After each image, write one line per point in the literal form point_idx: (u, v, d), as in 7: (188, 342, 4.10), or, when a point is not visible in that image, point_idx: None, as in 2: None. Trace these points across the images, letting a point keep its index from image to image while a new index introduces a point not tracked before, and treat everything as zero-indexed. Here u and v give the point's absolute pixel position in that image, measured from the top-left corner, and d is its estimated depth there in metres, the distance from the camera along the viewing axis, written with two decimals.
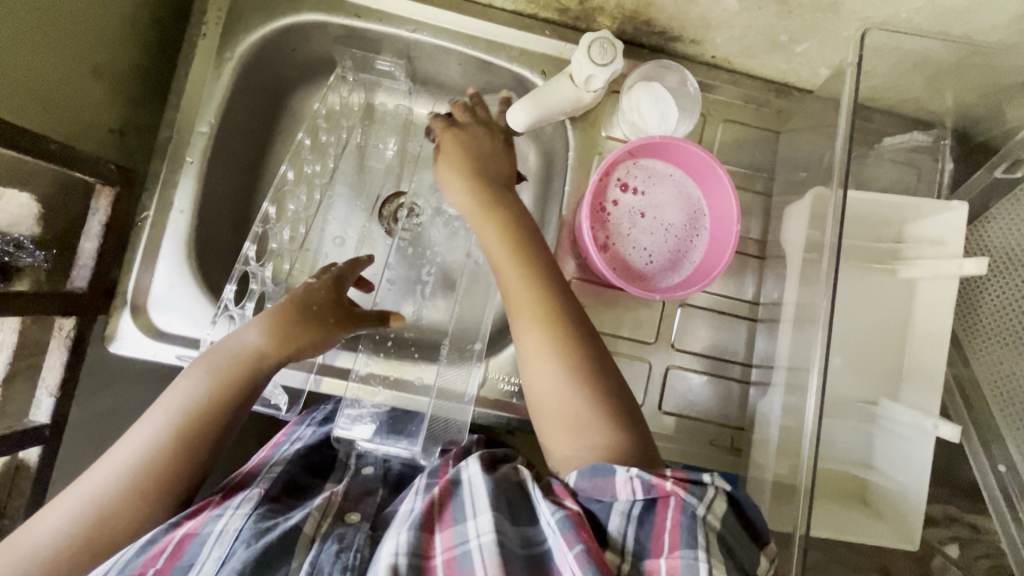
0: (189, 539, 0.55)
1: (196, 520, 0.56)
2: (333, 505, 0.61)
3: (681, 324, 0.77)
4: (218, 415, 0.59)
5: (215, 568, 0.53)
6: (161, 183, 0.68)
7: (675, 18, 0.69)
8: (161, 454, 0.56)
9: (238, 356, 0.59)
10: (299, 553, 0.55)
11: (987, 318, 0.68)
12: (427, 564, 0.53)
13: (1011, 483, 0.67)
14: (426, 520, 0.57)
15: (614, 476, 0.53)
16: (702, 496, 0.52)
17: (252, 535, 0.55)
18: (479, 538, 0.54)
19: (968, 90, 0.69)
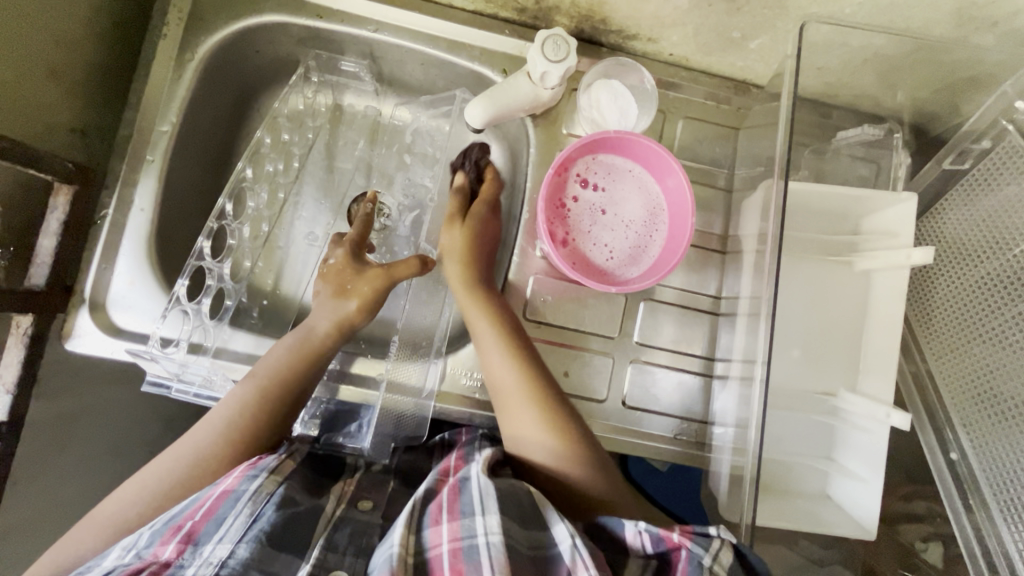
0: (223, 497, 0.58)
1: (232, 479, 0.59)
2: (347, 492, 0.64)
3: (644, 319, 0.78)
4: (263, 412, 0.65)
5: (244, 526, 0.55)
6: (122, 182, 0.69)
7: (629, 17, 0.70)
8: (248, 414, 0.64)
9: (304, 338, 0.68)
10: (319, 526, 0.58)
11: (942, 308, 0.68)
12: (434, 556, 0.55)
13: (965, 473, 0.66)
14: (434, 513, 0.58)
15: (626, 529, 0.58)
16: (708, 547, 0.54)
17: (281, 501, 0.58)
18: (488, 536, 0.55)
19: (919, 85, 0.70)
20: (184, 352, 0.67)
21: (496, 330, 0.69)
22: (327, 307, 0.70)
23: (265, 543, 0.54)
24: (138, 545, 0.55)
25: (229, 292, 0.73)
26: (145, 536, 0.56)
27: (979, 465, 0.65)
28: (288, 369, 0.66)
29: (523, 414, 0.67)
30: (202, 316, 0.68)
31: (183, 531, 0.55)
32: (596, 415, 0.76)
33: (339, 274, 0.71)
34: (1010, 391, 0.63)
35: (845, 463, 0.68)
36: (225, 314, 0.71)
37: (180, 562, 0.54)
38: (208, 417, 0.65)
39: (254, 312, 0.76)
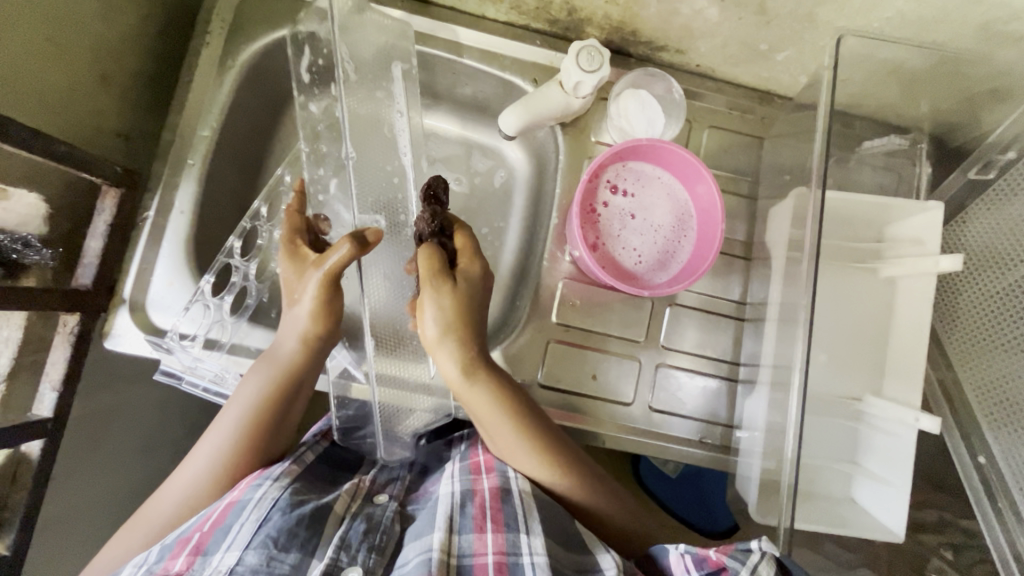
0: (231, 507, 0.58)
1: (239, 489, 0.60)
2: (363, 489, 0.64)
3: (670, 323, 0.79)
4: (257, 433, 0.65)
5: (253, 530, 0.56)
6: (163, 185, 0.71)
7: (660, 29, 0.72)
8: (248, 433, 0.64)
9: (272, 367, 0.66)
10: (331, 526, 0.58)
11: (967, 316, 0.69)
12: (478, 564, 0.56)
13: (993, 477, 0.68)
14: (477, 520, 0.58)
15: (671, 555, 0.59)
16: (746, 561, 0.52)
17: (289, 504, 0.58)
18: (532, 556, 0.55)
19: (943, 97, 0.71)
20: (202, 345, 0.68)
21: (502, 412, 0.63)
22: (289, 322, 0.66)
23: (274, 547, 0.55)
24: (148, 561, 0.56)
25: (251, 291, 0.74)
26: (155, 552, 0.56)
27: (1006, 466, 0.67)
28: (261, 406, 0.65)
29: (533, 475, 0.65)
30: (222, 312, 0.70)
31: (192, 543, 0.56)
32: (623, 417, 0.77)
33: (290, 282, 0.67)
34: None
35: (869, 467, 0.69)
36: (246, 313, 0.72)
37: (191, 573, 0.54)
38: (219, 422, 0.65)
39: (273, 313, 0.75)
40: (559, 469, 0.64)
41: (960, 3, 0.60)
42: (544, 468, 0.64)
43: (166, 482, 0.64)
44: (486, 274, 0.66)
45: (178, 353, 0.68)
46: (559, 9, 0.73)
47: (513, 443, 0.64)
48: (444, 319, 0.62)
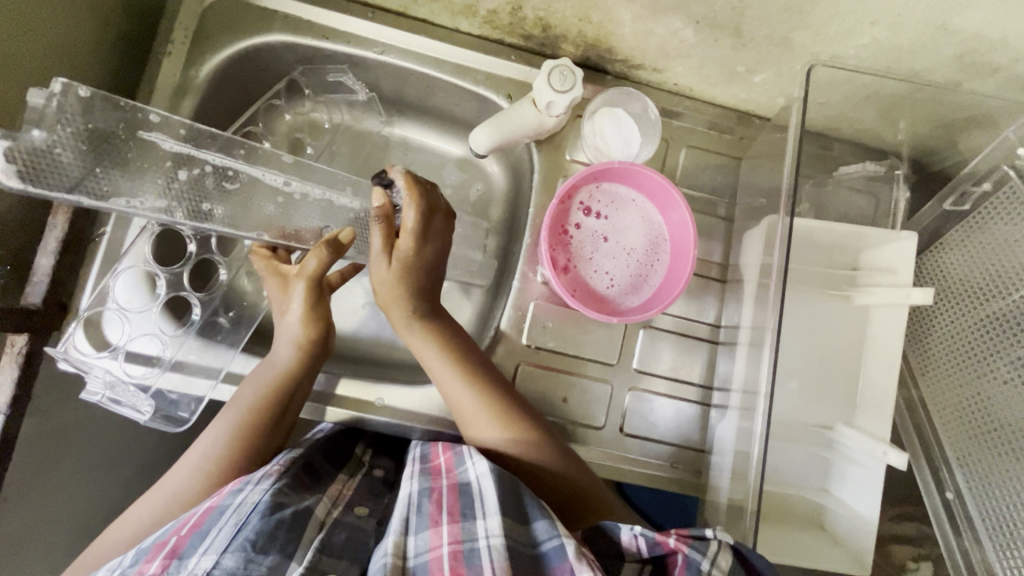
0: (211, 512, 0.55)
1: (219, 495, 0.57)
2: (343, 496, 0.62)
3: (644, 346, 0.78)
4: (266, 424, 0.66)
5: (230, 535, 0.52)
6: None
7: (635, 48, 0.70)
8: (257, 403, 0.66)
9: (270, 371, 0.67)
10: (311, 527, 0.55)
11: (940, 347, 0.68)
12: (434, 558, 0.53)
13: (961, 513, 0.66)
14: (432, 515, 0.57)
15: (623, 533, 0.56)
16: (706, 552, 0.52)
17: (267, 508, 0.55)
18: (489, 540, 0.54)
19: (922, 122, 0.70)
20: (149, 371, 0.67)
21: (450, 359, 0.69)
22: (283, 331, 0.68)
23: (252, 552, 0.51)
24: (123, 565, 0.53)
25: (195, 304, 0.71)
26: (132, 555, 0.53)
27: (973, 502, 0.66)
28: (261, 402, 0.66)
29: (481, 423, 0.68)
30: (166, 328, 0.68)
31: (168, 546, 0.52)
32: (593, 442, 0.76)
33: (276, 298, 0.69)
34: (1005, 432, 0.64)
35: (840, 496, 0.68)
36: (195, 330, 0.70)
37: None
38: (231, 403, 0.67)
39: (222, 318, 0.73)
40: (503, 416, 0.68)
41: (935, 33, 0.59)
42: (489, 413, 0.68)
43: (147, 491, 0.64)
44: (445, 219, 0.69)
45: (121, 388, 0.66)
46: (533, 24, 0.71)
47: (461, 392, 0.68)
48: (386, 289, 0.68)
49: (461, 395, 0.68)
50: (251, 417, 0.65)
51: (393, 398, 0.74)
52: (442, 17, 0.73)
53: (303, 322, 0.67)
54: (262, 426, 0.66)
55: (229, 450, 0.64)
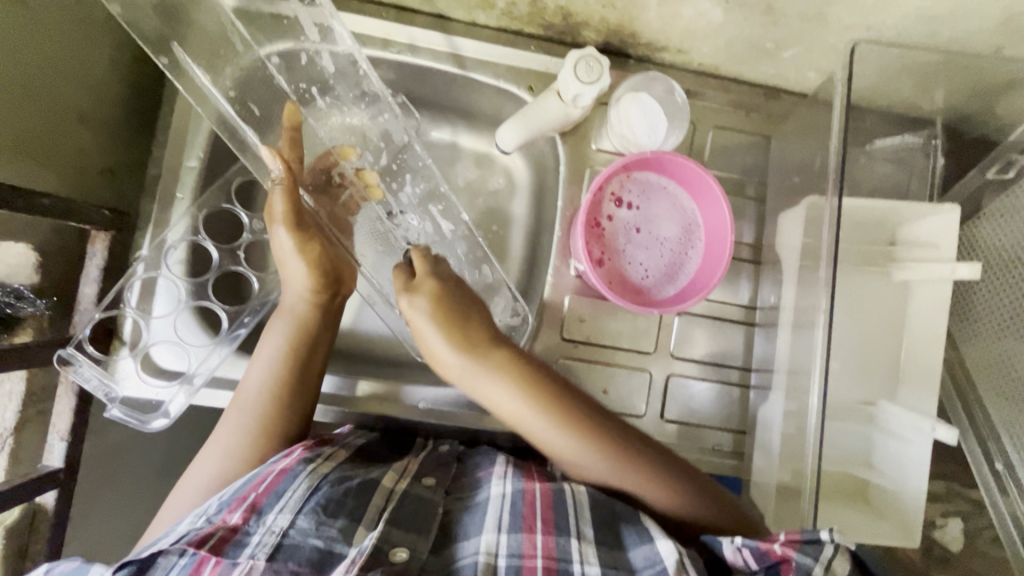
0: (284, 473, 0.58)
1: (291, 458, 0.60)
2: (410, 470, 0.64)
3: (681, 332, 0.78)
4: (284, 400, 0.65)
5: (304, 497, 0.56)
6: (154, 222, 0.69)
7: (659, 31, 0.69)
8: (282, 367, 0.66)
9: (294, 314, 0.68)
10: (375, 498, 0.58)
11: (984, 316, 0.68)
12: (526, 567, 0.53)
13: (1010, 482, 0.67)
14: (527, 520, 0.56)
15: (725, 547, 0.54)
16: (819, 556, 0.49)
17: (336, 479, 0.58)
18: (584, 566, 0.53)
19: (963, 87, 0.68)
20: (186, 394, 0.65)
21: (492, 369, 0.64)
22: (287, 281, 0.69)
23: (324, 513, 0.55)
24: (208, 512, 0.56)
25: (224, 316, 0.69)
26: (215, 504, 0.56)
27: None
28: (273, 369, 0.65)
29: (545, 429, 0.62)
30: (231, 346, 0.67)
31: (248, 501, 0.55)
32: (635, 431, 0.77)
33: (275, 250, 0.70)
34: None
35: (885, 471, 0.69)
36: (229, 339, 0.68)
37: (246, 529, 0.54)
38: (257, 358, 0.67)
39: (248, 319, 0.69)
40: (571, 420, 0.62)
41: None
42: (556, 425, 0.62)
43: (202, 450, 0.64)
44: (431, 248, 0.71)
45: (173, 414, 0.65)
46: (553, 13, 0.69)
47: (512, 402, 0.63)
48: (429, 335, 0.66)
49: (534, 418, 0.63)
50: (279, 377, 0.65)
51: (435, 400, 0.76)
52: (460, 11, 0.72)
53: (433, 319, 0.65)
54: (292, 381, 0.66)
55: (272, 388, 0.65)
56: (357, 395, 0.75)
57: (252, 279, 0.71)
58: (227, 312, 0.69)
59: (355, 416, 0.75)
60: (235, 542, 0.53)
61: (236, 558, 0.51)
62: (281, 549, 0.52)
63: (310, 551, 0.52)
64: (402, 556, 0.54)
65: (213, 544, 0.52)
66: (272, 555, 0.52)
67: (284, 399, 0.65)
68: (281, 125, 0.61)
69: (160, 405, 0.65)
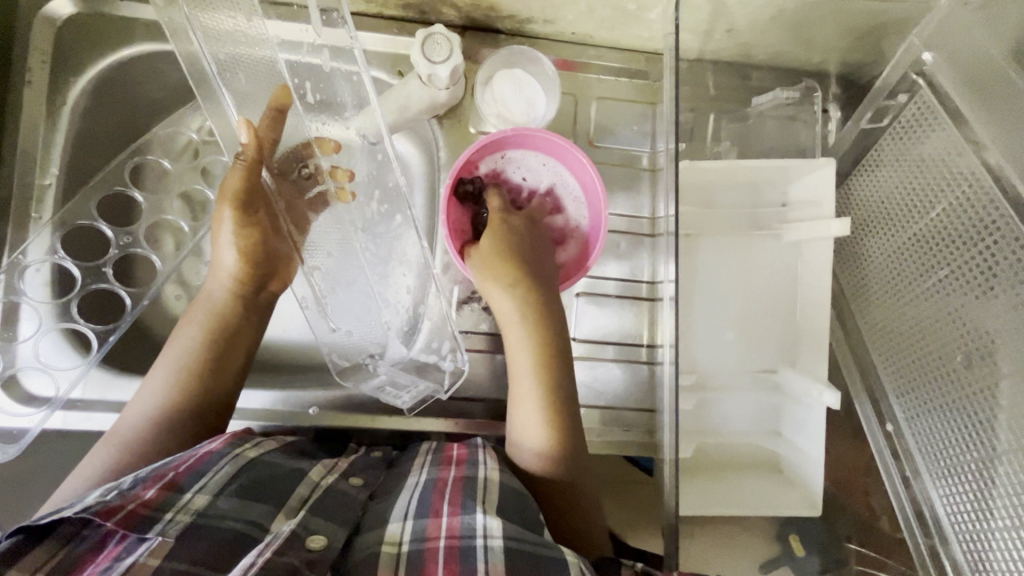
0: (208, 456, 0.54)
1: (217, 442, 0.56)
2: (339, 467, 0.62)
3: (580, 314, 0.76)
4: (195, 396, 0.62)
5: (227, 481, 0.52)
6: (12, 245, 0.67)
7: (516, 2, 0.66)
8: (193, 361, 0.63)
9: (210, 309, 0.65)
10: (301, 487, 0.55)
11: (874, 272, 0.65)
12: (429, 548, 0.50)
13: (903, 448, 0.63)
14: (433, 505, 0.53)
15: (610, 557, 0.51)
16: None
17: (263, 466, 0.55)
18: (489, 540, 0.49)
19: (837, 32, 0.65)
20: (58, 417, 0.64)
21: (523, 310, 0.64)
22: (219, 265, 0.67)
23: (243, 498, 0.52)
24: (116, 485, 0.49)
25: (92, 336, 0.66)
26: (129, 478, 0.50)
27: (915, 434, 0.62)
28: (197, 357, 0.63)
29: (525, 408, 0.62)
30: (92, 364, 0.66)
31: (167, 477, 0.51)
32: None
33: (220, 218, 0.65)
34: (957, 328, 0.58)
35: (792, 439, 0.66)
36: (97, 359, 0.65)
37: (159, 508, 0.49)
38: (171, 347, 0.64)
39: (113, 337, 0.66)
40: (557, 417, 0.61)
41: None
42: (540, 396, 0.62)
43: (95, 446, 0.58)
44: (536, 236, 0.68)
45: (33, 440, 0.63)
46: None
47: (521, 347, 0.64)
48: (484, 257, 0.65)
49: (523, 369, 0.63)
50: (192, 372, 0.62)
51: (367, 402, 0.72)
52: None
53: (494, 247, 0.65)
54: (206, 376, 0.63)
55: (181, 385, 0.61)
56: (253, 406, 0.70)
57: (121, 293, 0.68)
58: (92, 331, 0.66)
59: (285, 428, 0.70)
60: (146, 518, 0.47)
61: (144, 534, 0.47)
62: (193, 531, 0.48)
63: (226, 533, 0.49)
64: (319, 543, 0.49)
65: (121, 519, 0.47)
66: (183, 535, 0.47)
67: (196, 395, 0.62)
68: (267, 104, 0.55)
69: (26, 432, 0.63)
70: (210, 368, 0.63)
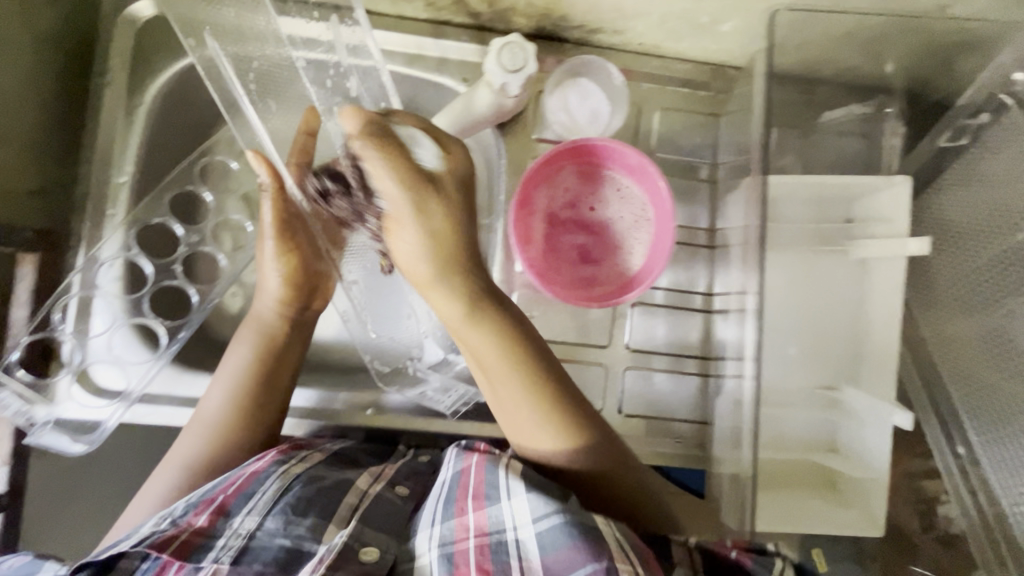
0: (253, 475, 0.57)
1: (262, 460, 0.59)
2: (385, 474, 0.62)
3: (635, 324, 0.76)
4: (245, 415, 0.64)
5: (271, 500, 0.55)
6: (87, 240, 0.68)
7: (589, 12, 0.66)
8: (245, 383, 0.65)
9: (258, 329, 0.67)
10: (348, 498, 0.57)
11: (946, 291, 0.63)
12: (459, 549, 0.51)
13: (976, 476, 0.61)
14: (459, 501, 0.54)
15: None
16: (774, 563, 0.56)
17: (307, 478, 0.58)
18: (517, 531, 0.51)
19: (910, 49, 0.64)
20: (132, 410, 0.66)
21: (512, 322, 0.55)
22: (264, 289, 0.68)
23: (290, 515, 0.55)
24: (173, 512, 0.55)
25: (162, 332, 0.68)
26: (181, 505, 0.55)
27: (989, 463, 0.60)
28: (246, 380, 0.65)
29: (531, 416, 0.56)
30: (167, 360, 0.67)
31: (215, 502, 0.55)
32: None
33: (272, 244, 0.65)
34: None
35: (853, 458, 0.65)
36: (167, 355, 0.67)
37: (213, 532, 0.54)
38: (223, 367, 0.67)
39: (184, 334, 0.68)
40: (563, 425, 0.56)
41: None
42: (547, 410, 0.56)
43: (164, 462, 0.63)
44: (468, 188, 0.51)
45: (108, 431, 0.65)
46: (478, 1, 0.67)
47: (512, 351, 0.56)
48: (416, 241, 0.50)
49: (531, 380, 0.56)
50: (243, 393, 0.64)
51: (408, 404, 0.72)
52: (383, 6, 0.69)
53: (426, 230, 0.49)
54: (259, 395, 0.65)
55: (234, 406, 0.64)
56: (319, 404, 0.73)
57: (189, 292, 0.69)
58: (163, 328, 0.68)
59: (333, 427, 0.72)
60: (201, 544, 0.53)
61: (198, 562, 0.51)
62: (246, 552, 0.52)
63: (275, 551, 0.52)
64: (371, 555, 0.52)
65: (177, 547, 0.52)
66: (236, 558, 0.52)
67: (246, 415, 0.64)
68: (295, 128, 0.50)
69: (100, 424, 0.65)
70: (260, 389, 0.65)
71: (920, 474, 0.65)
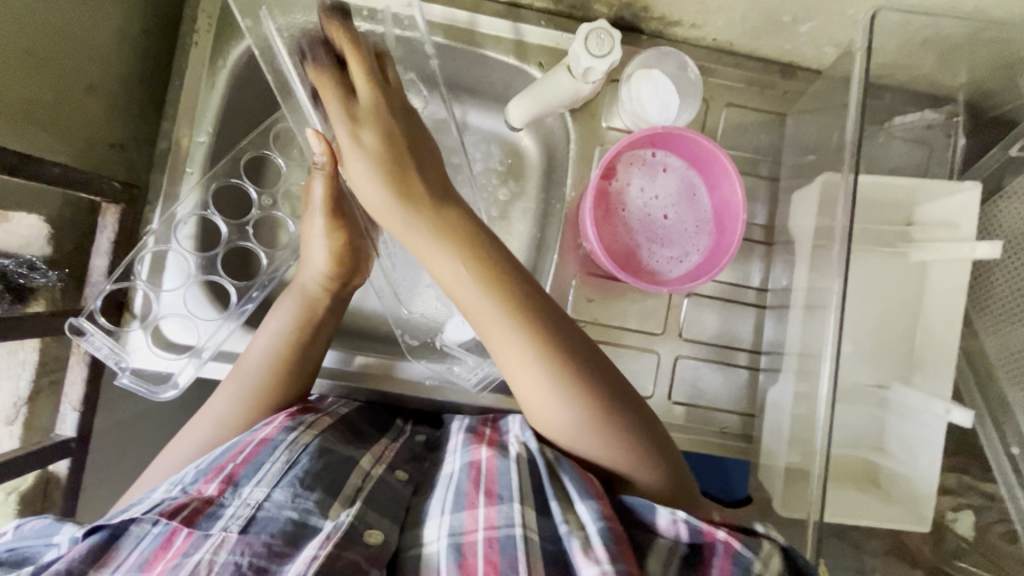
0: (263, 444, 0.56)
1: (272, 428, 0.58)
2: (386, 456, 0.61)
3: (690, 314, 0.77)
4: (281, 383, 0.64)
5: (282, 471, 0.53)
6: (164, 196, 0.69)
7: (672, 4, 0.68)
8: (285, 348, 0.66)
9: (301, 298, 0.68)
10: (353, 475, 0.56)
11: (1005, 296, 0.66)
12: (467, 542, 0.49)
13: None
14: (470, 495, 0.52)
15: (659, 516, 0.52)
16: (758, 550, 0.48)
17: (317, 451, 0.56)
18: (525, 530, 0.50)
19: (982, 61, 0.66)
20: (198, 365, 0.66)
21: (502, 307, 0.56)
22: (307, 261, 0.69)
23: (301, 488, 0.52)
24: (183, 480, 0.53)
25: (233, 290, 0.69)
26: (191, 473, 0.54)
27: None
28: (285, 347, 0.65)
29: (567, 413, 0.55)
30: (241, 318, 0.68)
31: (225, 471, 0.53)
32: None
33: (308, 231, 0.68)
34: None
35: (901, 455, 0.67)
36: (237, 313, 0.68)
37: (221, 500, 0.51)
38: (262, 331, 0.67)
39: (257, 294, 0.70)
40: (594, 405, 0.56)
41: None
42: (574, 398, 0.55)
43: (187, 425, 0.63)
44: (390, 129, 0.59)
45: (181, 385, 0.65)
46: None
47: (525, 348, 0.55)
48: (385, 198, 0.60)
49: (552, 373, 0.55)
50: (283, 358, 0.65)
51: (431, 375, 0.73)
52: None
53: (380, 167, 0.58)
54: (294, 364, 0.65)
55: (272, 369, 0.64)
56: (351, 368, 0.73)
57: (259, 255, 0.72)
58: (234, 287, 0.69)
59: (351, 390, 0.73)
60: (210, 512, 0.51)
61: (208, 530, 0.49)
62: (254, 522, 0.49)
63: (285, 523, 0.49)
64: (376, 538, 0.51)
65: (186, 515, 0.49)
66: (245, 528, 0.49)
67: (282, 381, 0.65)
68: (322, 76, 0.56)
69: (170, 376, 0.66)
70: (298, 356, 0.66)
71: (967, 477, 0.67)
